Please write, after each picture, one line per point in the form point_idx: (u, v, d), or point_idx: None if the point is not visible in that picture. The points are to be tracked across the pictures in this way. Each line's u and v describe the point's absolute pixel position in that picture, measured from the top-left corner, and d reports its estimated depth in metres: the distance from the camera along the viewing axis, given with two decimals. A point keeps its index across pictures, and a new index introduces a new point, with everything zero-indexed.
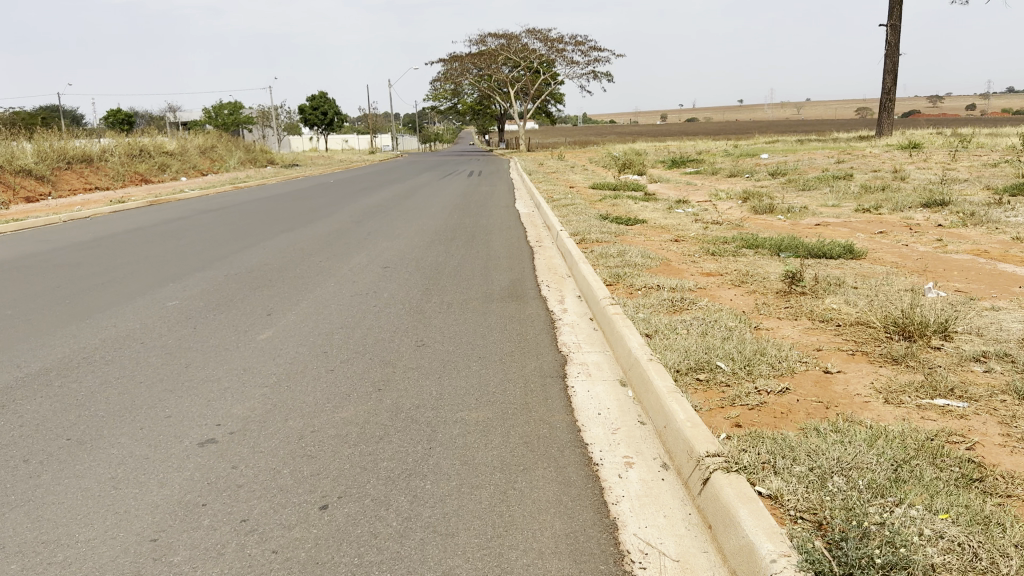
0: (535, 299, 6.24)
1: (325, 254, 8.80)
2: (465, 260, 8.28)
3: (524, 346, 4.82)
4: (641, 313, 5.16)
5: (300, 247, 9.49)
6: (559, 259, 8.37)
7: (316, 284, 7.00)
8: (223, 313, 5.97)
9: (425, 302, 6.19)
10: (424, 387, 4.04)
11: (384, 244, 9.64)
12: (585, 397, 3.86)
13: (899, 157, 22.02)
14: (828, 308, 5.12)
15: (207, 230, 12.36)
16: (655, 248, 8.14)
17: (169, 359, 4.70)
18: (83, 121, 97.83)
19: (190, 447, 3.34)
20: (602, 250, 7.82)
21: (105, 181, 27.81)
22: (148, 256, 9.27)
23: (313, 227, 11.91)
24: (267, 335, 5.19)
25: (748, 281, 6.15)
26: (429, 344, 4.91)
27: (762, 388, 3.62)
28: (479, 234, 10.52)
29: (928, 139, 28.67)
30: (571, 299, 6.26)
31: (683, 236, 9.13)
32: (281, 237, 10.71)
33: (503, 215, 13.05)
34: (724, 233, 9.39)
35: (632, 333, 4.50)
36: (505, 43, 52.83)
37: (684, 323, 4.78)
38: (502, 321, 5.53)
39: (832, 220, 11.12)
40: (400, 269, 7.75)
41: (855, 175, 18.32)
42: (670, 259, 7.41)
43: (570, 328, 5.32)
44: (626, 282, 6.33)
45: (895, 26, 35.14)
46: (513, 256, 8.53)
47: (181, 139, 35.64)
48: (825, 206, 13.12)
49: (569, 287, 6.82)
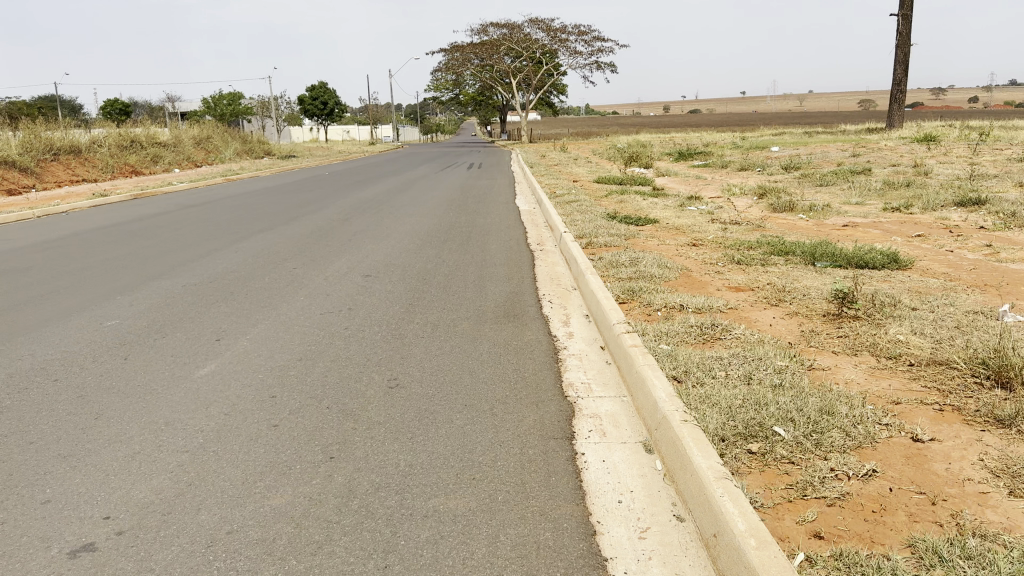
0: (535, 320, 5.30)
1: (301, 261, 7.84)
2: (457, 267, 7.35)
3: (520, 388, 3.88)
4: (665, 344, 4.21)
5: (276, 250, 8.55)
6: (563, 266, 7.43)
7: (283, 299, 6.07)
8: (166, 337, 5.04)
9: (405, 322, 5.25)
10: (390, 454, 3.11)
11: (369, 247, 8.70)
12: (600, 473, 2.92)
13: (917, 151, 20.97)
14: (893, 340, 4.16)
15: (182, 228, 11.39)
16: (672, 254, 7.21)
17: (78, 408, 3.78)
18: (80, 111, 96.83)
19: (56, 558, 2.43)
20: (612, 258, 6.88)
21: (92, 173, 26.82)
22: (107, 260, 8.33)
23: (295, 226, 10.96)
24: (207, 371, 4.26)
25: (787, 301, 5.20)
26: (402, 383, 3.98)
27: (840, 469, 2.70)
28: (475, 236, 9.56)
29: (944, 132, 27.59)
30: (577, 319, 5.32)
31: (701, 240, 8.16)
32: (258, 238, 9.76)
33: (502, 212, 12.11)
34: (746, 236, 8.46)
35: (658, 376, 3.56)
36: (507, 33, 51.75)
37: (720, 360, 3.84)
38: (495, 350, 4.59)
39: (860, 221, 10.19)
40: (382, 278, 6.81)
41: (874, 169, 17.34)
42: (691, 269, 6.46)
43: (577, 361, 4.38)
44: (642, 299, 5.38)
45: (907, 15, 34.03)
46: (511, 263, 7.59)
47: (173, 129, 34.60)
48: (849, 204, 12.16)
49: (575, 303, 5.87)
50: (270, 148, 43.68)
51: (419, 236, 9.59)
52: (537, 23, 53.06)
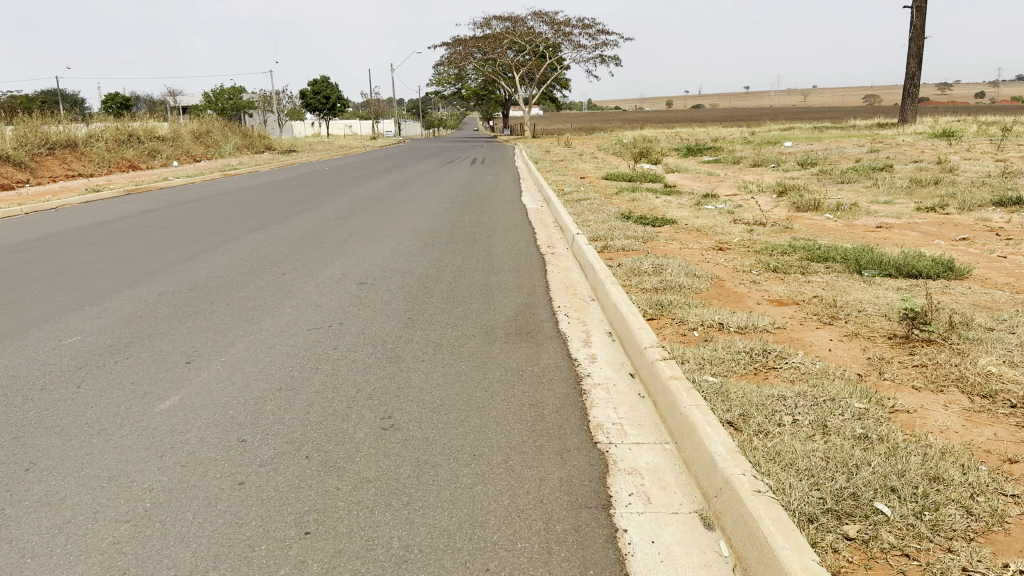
0: (552, 339, 4.64)
1: (292, 265, 7.18)
2: (463, 273, 6.70)
3: (540, 430, 3.23)
4: (710, 374, 3.56)
5: (265, 253, 7.88)
6: (578, 273, 6.77)
7: (268, 311, 5.40)
8: (130, 358, 4.37)
9: (403, 342, 4.58)
10: (381, 530, 2.45)
11: (366, 249, 8.03)
12: (651, 561, 2.27)
13: (936, 147, 20.29)
14: (983, 375, 3.50)
15: (170, 227, 10.74)
16: (699, 260, 6.55)
17: (7, 454, 3.11)
18: (81, 105, 96.12)
19: None
20: (634, 264, 6.22)
21: (87, 167, 26.16)
22: (83, 264, 7.66)
23: (289, 225, 10.29)
24: (170, 406, 3.60)
25: (842, 321, 4.55)
26: (399, 423, 3.33)
27: (974, 569, 2.04)
28: (481, 237, 8.90)
29: (961, 127, 26.94)
30: (599, 338, 4.66)
31: (728, 243, 7.51)
32: (248, 239, 9.09)
33: (509, 211, 11.46)
34: (776, 239, 7.81)
35: (711, 423, 2.90)
36: (511, 26, 50.93)
37: (782, 400, 3.19)
38: (507, 376, 3.93)
39: (894, 222, 9.53)
40: (379, 287, 6.14)
41: (895, 166, 16.67)
42: (723, 278, 5.80)
43: (604, 392, 3.72)
44: (672, 315, 4.72)
45: (921, 8, 33.24)
46: (521, 269, 6.93)
47: (171, 123, 33.91)
48: (878, 202, 11.49)
49: (595, 317, 5.21)
50: (271, 142, 42.98)
51: (421, 237, 8.93)
52: (541, 16, 52.23)
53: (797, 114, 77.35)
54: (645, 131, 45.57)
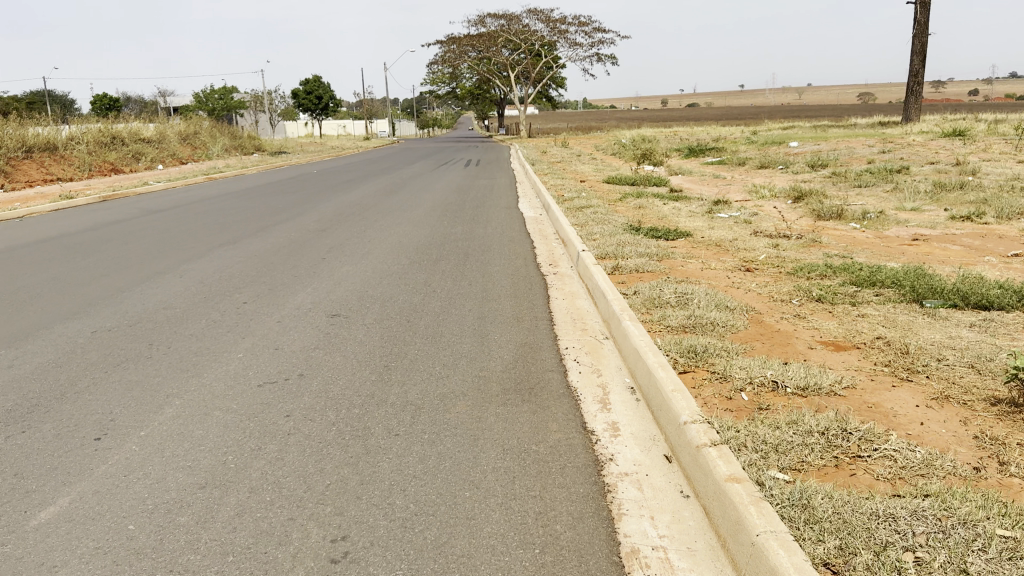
0: (560, 399, 3.72)
1: (256, 291, 6.26)
2: (452, 302, 5.78)
3: (552, 564, 2.31)
4: (777, 471, 2.64)
5: (228, 276, 6.96)
6: (586, 300, 5.85)
7: (214, 358, 4.48)
8: (26, 433, 3.45)
9: (375, 404, 3.66)
10: None
11: (344, 270, 7.12)
12: None
13: (951, 147, 19.42)
14: None
15: (134, 241, 9.80)
16: (727, 286, 5.65)
17: None
18: (71, 106, 94.77)
19: None
20: (652, 293, 5.31)
21: (68, 171, 25.18)
22: (19, 289, 6.73)
23: (262, 239, 9.35)
24: (50, 519, 2.68)
25: (922, 377, 3.64)
26: (357, 549, 2.42)
27: None
28: (473, 253, 7.96)
29: (970, 125, 26.16)
30: (619, 396, 3.74)
31: (754, 263, 6.60)
32: (212, 256, 8.15)
33: (505, 220, 10.57)
34: (807, 257, 6.90)
35: (804, 571, 1.99)
36: (505, 25, 50.05)
37: (891, 524, 2.27)
38: (505, 460, 3.02)
39: (929, 233, 8.65)
40: (353, 321, 5.22)
41: (912, 168, 15.79)
42: (760, 311, 4.90)
43: (635, 487, 2.81)
44: (708, 366, 3.81)
45: (924, 4, 32.47)
46: (519, 294, 6.01)
47: (157, 124, 32.93)
48: (904, 210, 10.60)
49: (612, 362, 4.30)
50: (261, 144, 42.01)
51: (407, 254, 8.01)
52: (536, 15, 51.38)
53: (796, 112, 76.54)
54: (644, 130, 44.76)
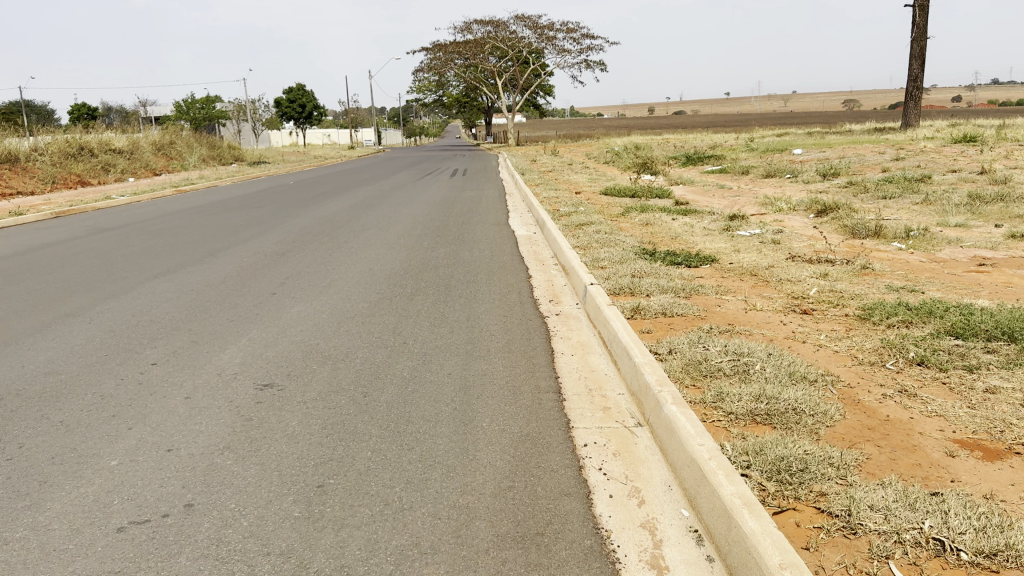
0: (585, 561, 2.33)
1: (173, 346, 4.86)
2: (424, 361, 4.39)
3: None
4: None
5: (145, 322, 5.54)
6: (601, 356, 4.48)
7: (73, 472, 3.08)
8: None
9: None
10: None
11: (295, 312, 5.73)
12: None
13: (970, 153, 18.20)
14: None
15: (61, 268, 8.35)
16: (788, 340, 4.29)
17: None
18: (49, 115, 92.85)
19: None
20: (692, 353, 3.94)
21: (29, 184, 23.58)
22: None
23: (206, 266, 7.94)
24: None
25: None
26: None
27: None
28: (457, 286, 6.60)
29: (977, 131, 24.99)
30: (677, 553, 2.37)
31: (808, 302, 5.26)
32: (137, 292, 6.71)
33: (494, 241, 9.20)
34: (869, 293, 5.56)
35: None
36: (492, 31, 48.78)
37: None
38: None
39: (994, 256, 7.34)
40: (285, 397, 3.81)
41: (934, 176, 14.54)
42: (848, 383, 3.55)
43: None
44: (813, 505, 2.45)
45: (924, 6, 31.36)
46: (514, 349, 4.64)
47: (130, 133, 31.39)
48: (949, 226, 9.31)
49: (655, 472, 2.92)
50: (240, 154, 40.54)
51: (375, 286, 6.63)
52: (523, 20, 50.14)
53: (787, 118, 75.65)
54: (635, 137, 43.60)
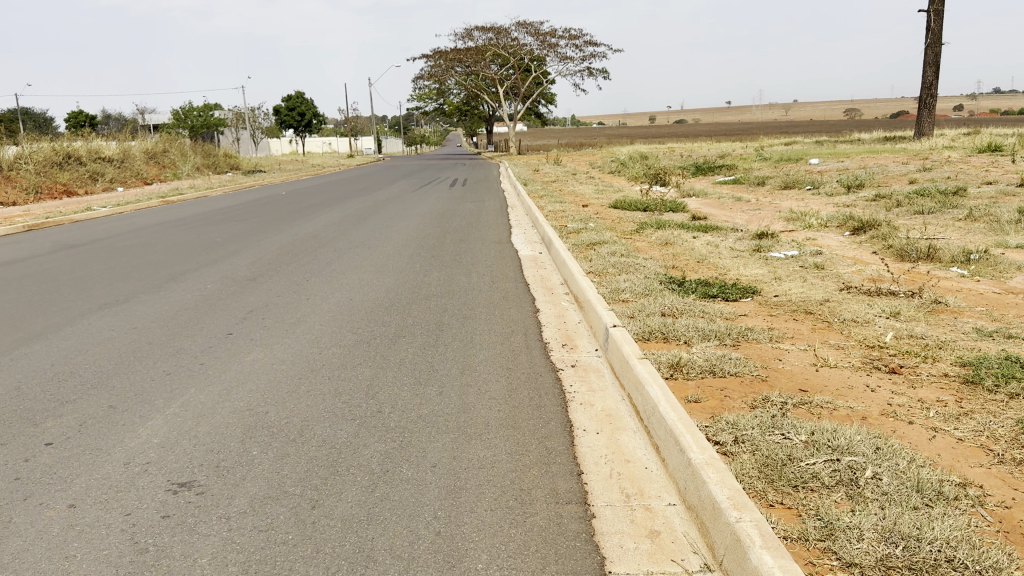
0: None
1: (80, 414, 3.76)
2: (401, 445, 3.28)
3: None
4: None
5: (62, 374, 4.45)
6: (635, 435, 3.37)
7: None
8: None
9: None
10: None
11: (248, 360, 4.64)
12: None
13: (1000, 163, 17.17)
14: None
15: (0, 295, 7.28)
16: (887, 419, 3.20)
17: None
18: (48, 122, 92.14)
19: None
20: (765, 447, 2.85)
21: (11, 194, 22.55)
22: None
23: (163, 295, 6.86)
24: None
25: None
26: None
27: None
28: (451, 323, 5.52)
29: (999, 140, 24.02)
30: None
31: (890, 356, 4.17)
32: (70, 329, 5.62)
33: (495, 264, 8.12)
34: (960, 341, 4.48)
35: None
36: (494, 38, 47.89)
37: None
38: None
39: None
40: (199, 513, 2.71)
41: (969, 189, 13.48)
42: (1000, 505, 2.46)
43: None
44: None
45: (939, 12, 30.29)
46: (521, 423, 3.54)
47: (122, 141, 30.31)
48: (1008, 247, 8.24)
49: None
50: (236, 162, 39.53)
51: (354, 324, 5.54)
52: (525, 27, 49.26)
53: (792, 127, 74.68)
54: (640, 146, 42.63)
